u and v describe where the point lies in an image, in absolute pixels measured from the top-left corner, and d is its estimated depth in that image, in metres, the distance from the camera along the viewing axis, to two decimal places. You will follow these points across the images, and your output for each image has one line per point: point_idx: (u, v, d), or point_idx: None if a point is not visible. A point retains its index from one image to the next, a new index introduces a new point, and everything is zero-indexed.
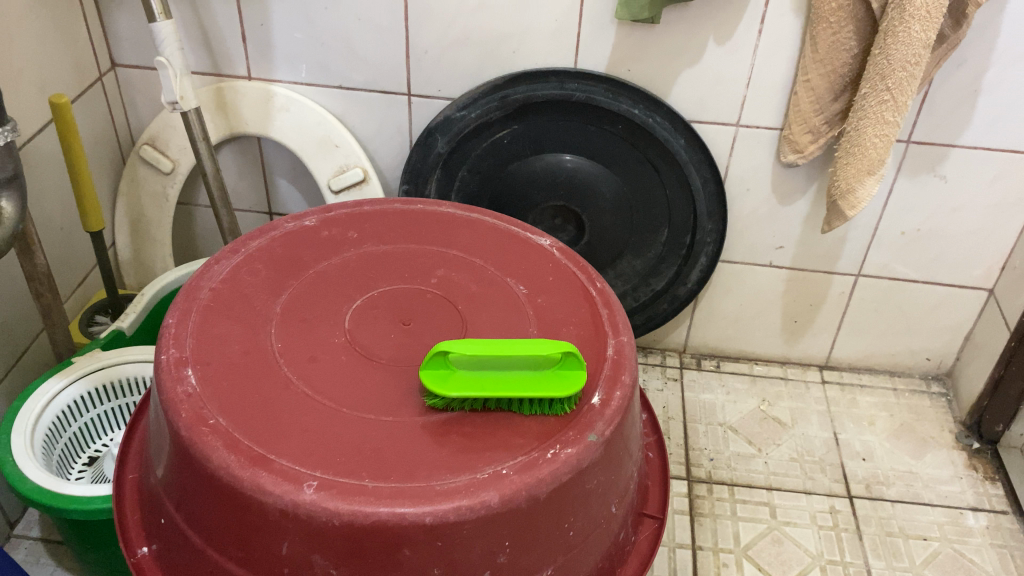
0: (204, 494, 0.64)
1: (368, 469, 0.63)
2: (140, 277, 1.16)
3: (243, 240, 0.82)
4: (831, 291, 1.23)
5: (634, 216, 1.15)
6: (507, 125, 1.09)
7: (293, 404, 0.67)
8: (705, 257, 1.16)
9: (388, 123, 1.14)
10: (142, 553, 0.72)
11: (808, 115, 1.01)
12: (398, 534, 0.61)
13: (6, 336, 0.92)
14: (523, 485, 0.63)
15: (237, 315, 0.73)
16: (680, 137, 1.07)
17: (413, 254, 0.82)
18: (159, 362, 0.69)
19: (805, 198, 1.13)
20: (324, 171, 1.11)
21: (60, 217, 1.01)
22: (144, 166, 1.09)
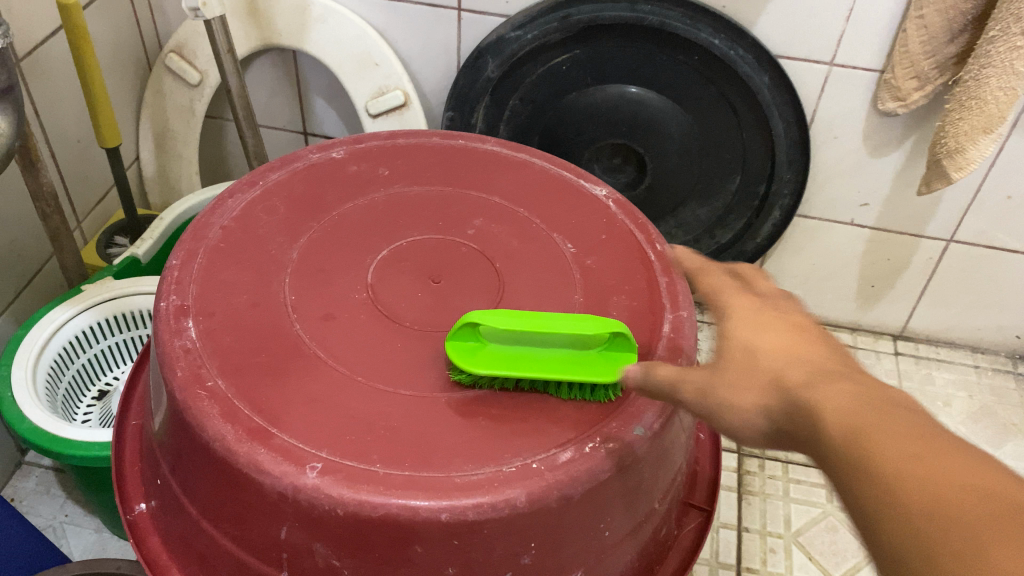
0: (199, 462, 0.57)
1: (380, 452, 0.55)
2: (166, 196, 1.09)
3: (261, 172, 0.73)
4: (918, 255, 1.14)
5: (704, 159, 1.05)
6: (567, 50, 0.98)
7: (302, 368, 0.59)
8: (780, 210, 1.05)
9: (435, 42, 1.03)
10: (140, 511, 0.67)
11: (916, 58, 0.87)
12: (409, 528, 0.53)
13: (15, 257, 0.87)
14: (555, 482, 0.55)
15: (248, 259, 0.65)
16: (765, 74, 0.94)
17: (449, 199, 0.73)
18: (159, 310, 0.62)
19: (900, 151, 1.02)
20: (362, 93, 1.01)
21: (77, 128, 0.93)
22: (170, 77, 1.01)
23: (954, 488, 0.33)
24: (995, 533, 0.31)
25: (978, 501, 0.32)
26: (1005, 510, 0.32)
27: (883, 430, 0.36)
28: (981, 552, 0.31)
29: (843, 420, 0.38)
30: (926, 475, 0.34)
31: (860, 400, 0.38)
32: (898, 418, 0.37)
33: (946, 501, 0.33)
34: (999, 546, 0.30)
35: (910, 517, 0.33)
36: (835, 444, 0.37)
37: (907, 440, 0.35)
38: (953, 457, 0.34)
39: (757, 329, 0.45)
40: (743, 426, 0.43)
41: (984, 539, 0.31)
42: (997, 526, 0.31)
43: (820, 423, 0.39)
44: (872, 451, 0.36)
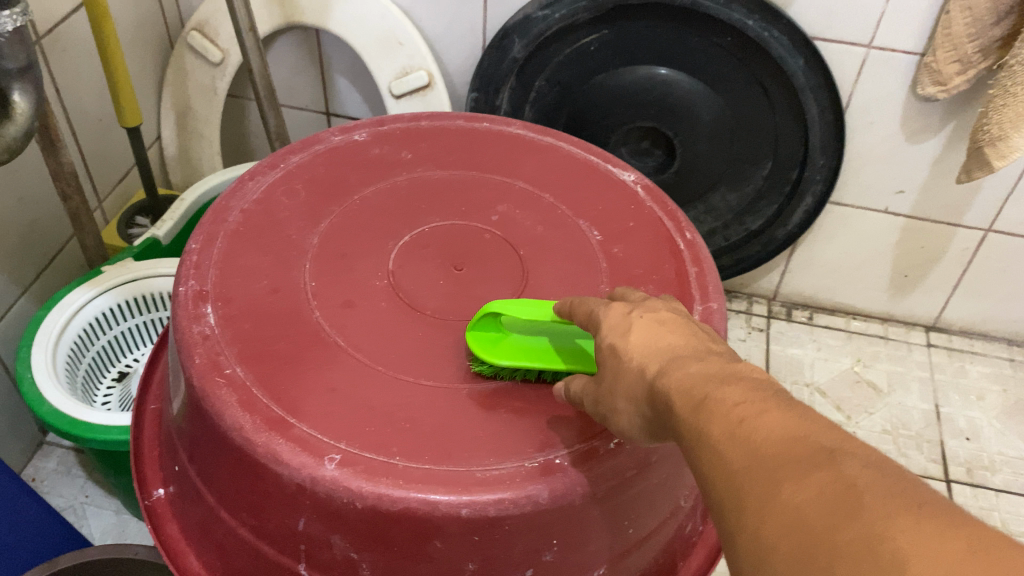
0: (216, 450, 0.57)
1: (400, 444, 0.54)
2: (187, 176, 1.08)
3: (282, 154, 0.72)
4: (954, 245, 1.11)
5: (735, 144, 1.02)
6: (595, 30, 0.95)
7: (321, 357, 0.58)
8: (812, 197, 1.03)
9: (460, 21, 1.01)
10: (158, 496, 0.66)
11: (958, 41, 0.84)
12: (429, 524, 0.52)
13: (36, 237, 0.86)
14: (578, 479, 0.53)
15: (268, 244, 0.64)
16: (800, 57, 0.91)
17: (473, 183, 0.71)
18: (177, 295, 0.61)
19: (939, 138, 0.99)
20: (386, 73, 1.00)
21: (98, 107, 0.92)
22: (192, 55, 0.99)
23: (764, 436, 0.34)
24: (790, 477, 0.32)
25: (782, 444, 0.33)
26: (805, 451, 0.32)
27: (712, 393, 0.37)
28: (773, 495, 0.32)
29: (687, 390, 0.39)
30: (739, 429, 0.35)
31: (707, 372, 0.39)
32: (741, 383, 0.38)
33: (756, 451, 0.34)
34: (790, 485, 0.32)
35: (726, 469, 0.35)
36: (679, 414, 0.39)
37: (733, 399, 0.36)
38: (770, 410, 0.35)
39: (620, 334, 0.46)
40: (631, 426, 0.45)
41: (781, 479, 0.32)
42: (793, 468, 0.32)
43: (666, 397, 0.40)
44: (707, 412, 0.37)
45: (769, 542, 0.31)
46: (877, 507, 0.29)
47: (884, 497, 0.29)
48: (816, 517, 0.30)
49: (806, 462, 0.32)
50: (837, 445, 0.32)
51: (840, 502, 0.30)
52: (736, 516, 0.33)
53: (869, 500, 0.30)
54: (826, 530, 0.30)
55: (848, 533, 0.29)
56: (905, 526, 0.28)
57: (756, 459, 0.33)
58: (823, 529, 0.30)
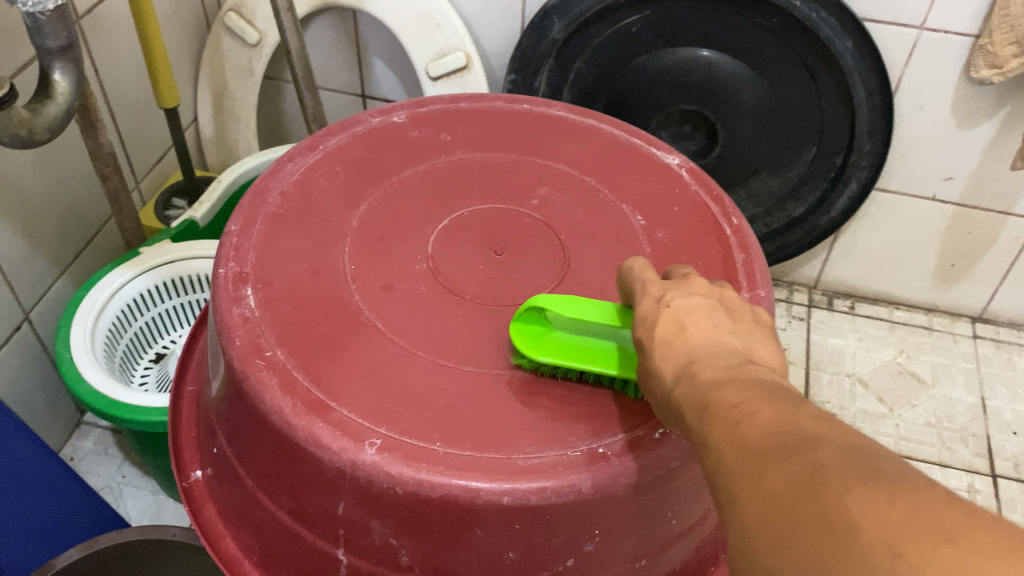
0: (255, 434, 0.56)
1: (440, 430, 0.53)
2: (223, 158, 1.08)
3: (321, 136, 0.71)
4: (1004, 234, 1.08)
5: (779, 128, 1.00)
6: (636, 10, 0.94)
7: (361, 341, 0.57)
8: (857, 183, 1.01)
9: (498, 2, 1.00)
10: (195, 478, 0.66)
11: (1016, 21, 0.81)
12: (469, 511, 0.51)
13: (75, 218, 0.86)
14: (623, 469, 0.52)
15: (307, 226, 0.63)
16: (848, 39, 0.90)
17: (514, 166, 0.70)
18: (216, 277, 0.60)
19: (992, 123, 0.96)
20: (423, 55, 0.98)
21: (136, 88, 0.92)
22: (228, 36, 0.99)
23: (753, 432, 0.35)
24: (770, 466, 0.33)
25: (768, 436, 0.34)
26: (788, 442, 0.33)
27: (712, 396, 0.38)
28: (755, 485, 0.33)
29: (695, 390, 0.40)
30: (732, 427, 0.36)
31: (713, 370, 0.40)
32: (743, 383, 0.38)
33: (743, 443, 0.35)
34: (767, 471, 0.33)
35: (718, 463, 0.36)
36: (687, 418, 0.40)
37: (729, 399, 0.37)
38: (761, 403, 0.36)
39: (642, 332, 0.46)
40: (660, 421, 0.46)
41: (760, 469, 0.33)
42: (773, 459, 0.33)
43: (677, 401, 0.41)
44: (707, 414, 0.38)
45: (752, 530, 0.32)
46: (842, 488, 0.30)
47: (850, 477, 0.30)
48: (788, 502, 0.31)
49: (786, 452, 0.33)
50: (819, 436, 0.33)
51: (810, 487, 0.31)
52: (724, 509, 0.34)
53: (837, 482, 0.30)
54: (798, 515, 0.30)
55: (816, 515, 0.30)
56: (865, 504, 0.29)
57: (743, 452, 0.34)
58: (795, 514, 0.30)
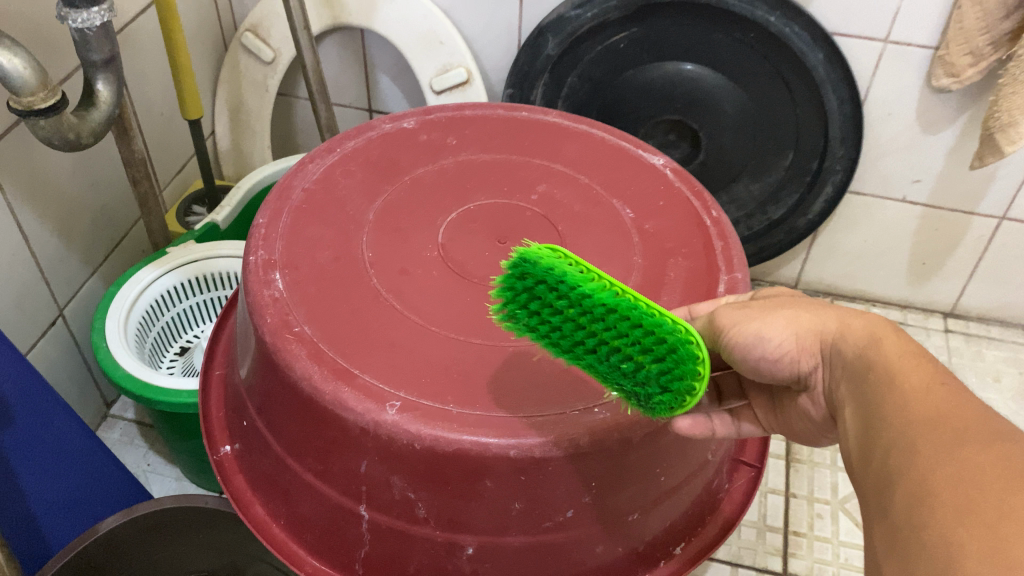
0: (285, 401, 0.62)
1: (454, 394, 0.59)
2: (239, 168, 1.15)
3: (339, 139, 0.78)
4: (971, 232, 1.17)
5: (757, 135, 1.09)
6: (624, 28, 1.03)
7: (382, 317, 0.64)
8: (832, 186, 1.08)
9: (497, 20, 1.09)
10: (225, 452, 0.72)
11: (971, 35, 0.90)
12: (480, 463, 0.57)
13: (106, 220, 0.94)
14: (616, 425, 0.58)
15: (330, 217, 0.70)
16: (820, 52, 0.98)
17: (515, 165, 0.77)
18: (248, 263, 0.67)
19: (954, 128, 1.05)
20: (428, 70, 1.07)
21: (161, 101, 0.99)
22: (245, 55, 1.06)
23: (956, 411, 0.39)
24: (977, 443, 0.36)
25: (976, 421, 0.38)
26: (998, 431, 0.37)
27: (910, 371, 0.43)
28: (953, 454, 0.36)
29: (889, 362, 0.44)
30: (932, 402, 0.40)
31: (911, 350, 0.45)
32: (941, 371, 0.42)
33: (942, 423, 0.38)
34: (968, 450, 0.36)
35: (912, 429, 0.39)
36: (880, 383, 0.44)
37: (928, 379, 0.42)
38: (966, 402, 0.39)
39: (784, 295, 0.54)
40: (782, 349, 0.50)
41: (963, 444, 0.37)
42: (977, 437, 0.37)
43: (853, 344, 0.47)
44: (903, 385, 0.42)
45: (939, 484, 0.36)
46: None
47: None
48: (987, 471, 0.34)
49: (994, 436, 0.36)
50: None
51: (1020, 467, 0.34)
52: (909, 467, 0.38)
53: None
54: (996, 480, 0.34)
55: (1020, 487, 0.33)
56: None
57: (944, 424, 0.38)
58: (997, 484, 0.33)
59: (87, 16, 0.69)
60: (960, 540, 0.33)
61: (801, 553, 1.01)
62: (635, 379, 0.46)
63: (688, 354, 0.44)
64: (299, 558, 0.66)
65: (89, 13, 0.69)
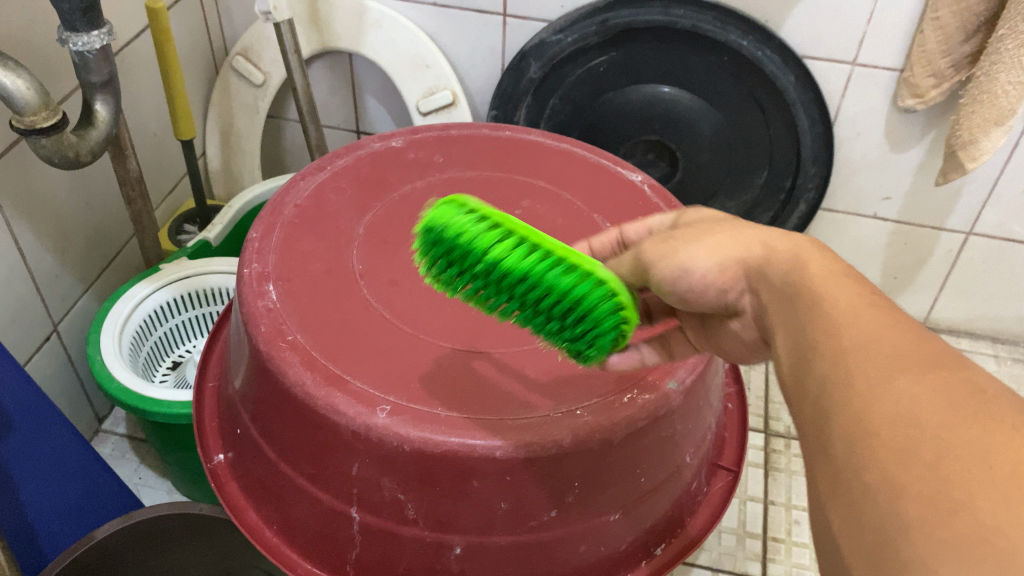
0: (278, 407, 0.64)
1: (442, 398, 0.62)
2: (229, 188, 1.17)
3: (329, 157, 0.81)
4: (939, 247, 1.26)
5: (733, 155, 1.13)
6: (604, 52, 1.07)
7: (372, 325, 0.66)
8: (805, 204, 1.14)
9: (482, 44, 1.13)
10: (219, 460, 0.73)
11: (933, 57, 0.97)
12: (467, 463, 0.60)
13: (99, 238, 0.96)
14: (597, 426, 0.61)
15: (321, 232, 0.73)
16: (790, 74, 1.04)
17: (500, 182, 0.80)
18: (242, 276, 0.69)
19: (920, 147, 1.12)
20: (414, 92, 1.11)
21: (154, 123, 1.02)
22: (236, 78, 1.09)
23: (891, 336, 0.36)
24: (915, 373, 0.33)
25: (915, 348, 0.35)
26: (937, 358, 0.34)
27: (844, 299, 0.40)
28: (889, 385, 0.33)
29: (823, 290, 0.41)
30: (865, 330, 0.37)
31: (848, 278, 0.42)
32: (878, 299, 0.40)
33: (879, 350, 0.35)
34: (907, 379, 0.33)
35: (846, 359, 0.36)
36: (814, 311, 0.41)
37: (860, 305, 0.39)
38: (902, 327, 0.37)
39: (713, 219, 0.53)
40: (708, 276, 0.48)
41: (899, 373, 0.34)
42: (916, 363, 0.34)
43: (779, 269, 0.45)
44: (836, 313, 0.39)
45: (875, 419, 0.33)
46: (999, 409, 0.31)
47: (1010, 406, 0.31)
48: (927, 403, 0.32)
49: (933, 364, 0.34)
50: (973, 367, 0.34)
51: (962, 398, 0.31)
52: (843, 401, 0.35)
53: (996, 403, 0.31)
54: (940, 413, 0.31)
55: (966, 422, 0.30)
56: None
57: (878, 351, 0.35)
58: (938, 416, 0.31)
59: (87, 40, 0.71)
60: (902, 482, 0.30)
61: (780, 558, 1.04)
62: (557, 330, 0.53)
63: (607, 312, 0.51)
64: (292, 561, 0.68)
65: (89, 36, 0.71)
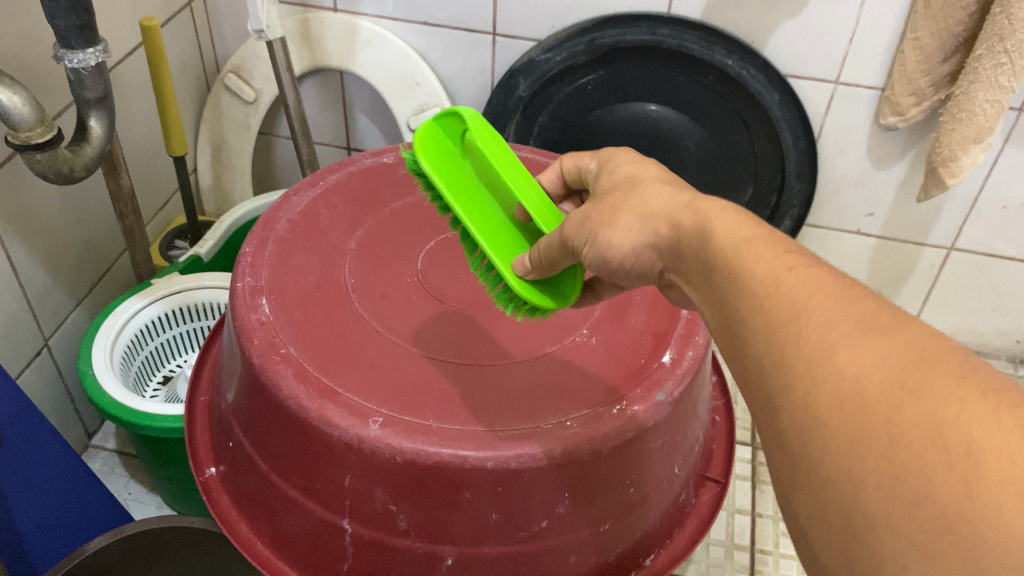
0: (271, 420, 0.65)
1: (434, 410, 0.63)
2: (220, 204, 1.18)
3: (321, 173, 0.82)
4: (922, 262, 1.28)
5: (719, 171, 1.16)
6: (592, 71, 1.09)
7: (364, 338, 0.67)
8: (790, 219, 1.16)
9: (471, 63, 1.14)
10: (210, 473, 0.74)
11: (913, 76, 0.99)
12: (459, 474, 0.60)
13: (91, 254, 0.96)
14: (586, 437, 0.62)
15: (313, 247, 0.74)
16: (775, 92, 1.05)
17: None
18: (234, 290, 0.70)
19: (901, 164, 1.14)
20: (405, 109, 1.12)
21: (145, 140, 1.02)
22: (228, 95, 1.10)
23: (820, 298, 0.37)
24: (850, 342, 0.34)
25: (844, 310, 0.36)
26: (867, 320, 0.35)
27: (764, 262, 0.40)
28: (828, 358, 0.35)
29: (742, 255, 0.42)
30: (792, 294, 0.38)
31: (766, 239, 0.43)
32: (800, 258, 0.41)
33: (813, 317, 0.36)
34: (845, 351, 0.34)
35: (780, 332, 0.37)
36: (736, 277, 0.42)
37: (781, 265, 0.40)
38: (827, 284, 0.38)
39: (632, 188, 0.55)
40: (630, 253, 0.51)
41: (836, 346, 0.35)
42: (849, 329, 0.35)
43: (690, 238, 0.47)
44: (761, 278, 0.40)
45: (823, 400, 0.34)
46: (934, 368, 0.32)
47: (946, 367, 0.32)
48: (871, 381, 0.33)
49: (865, 330, 0.35)
50: (901, 321, 0.35)
51: (899, 366, 0.33)
52: (787, 382, 0.36)
53: (932, 364, 0.32)
54: (884, 390, 0.32)
55: (910, 396, 0.32)
56: (968, 391, 0.31)
57: (810, 317, 0.36)
58: (883, 395, 0.32)
59: (82, 57, 0.72)
60: (861, 470, 0.32)
61: (768, 570, 1.05)
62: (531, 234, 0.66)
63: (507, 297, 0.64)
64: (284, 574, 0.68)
65: (84, 53, 0.72)
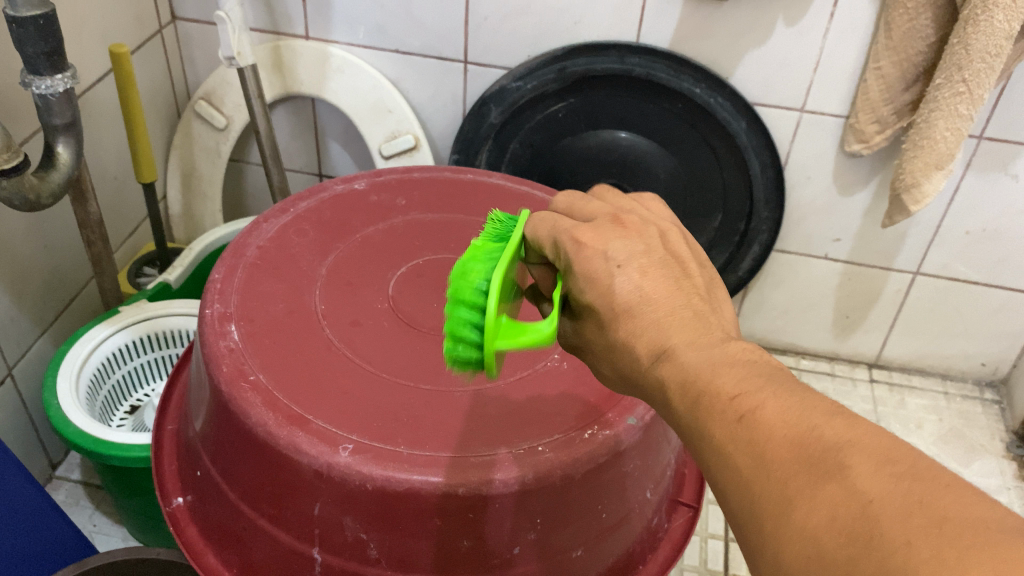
0: (240, 448, 0.64)
1: (404, 436, 0.62)
2: (189, 232, 1.17)
3: (292, 200, 0.82)
4: (888, 286, 1.30)
5: (690, 198, 1.17)
6: (562, 99, 1.10)
7: (334, 366, 0.67)
8: (759, 246, 1.18)
9: (443, 91, 1.15)
10: (178, 504, 0.72)
11: (876, 104, 1.02)
12: (429, 501, 0.60)
13: (57, 282, 0.95)
14: (558, 462, 0.62)
15: (283, 274, 0.73)
16: (742, 119, 1.08)
17: (462, 224, 0.82)
18: (203, 316, 0.69)
19: (866, 190, 1.16)
20: (377, 136, 1.13)
21: (114, 166, 1.02)
22: (198, 121, 1.10)
23: (772, 442, 0.39)
24: (807, 492, 0.37)
25: (793, 452, 0.39)
26: (816, 459, 0.38)
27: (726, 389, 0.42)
28: (790, 513, 0.38)
29: (675, 361, 0.45)
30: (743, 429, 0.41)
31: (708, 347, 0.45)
32: (748, 369, 0.43)
33: (768, 463, 0.39)
34: (804, 505, 0.37)
35: (737, 479, 0.40)
36: (680, 382, 0.44)
37: (738, 389, 0.42)
38: (778, 411, 0.40)
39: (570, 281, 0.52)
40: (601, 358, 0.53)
41: (794, 499, 0.38)
42: (805, 479, 0.38)
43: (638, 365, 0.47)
44: (709, 407, 0.43)
45: (793, 552, 0.37)
46: (881, 513, 0.35)
47: (892, 506, 0.35)
48: (832, 532, 0.36)
49: (817, 474, 0.38)
50: (841, 455, 0.38)
51: (853, 516, 0.35)
52: (757, 527, 0.39)
53: (878, 505, 0.35)
54: (846, 540, 0.35)
55: (869, 547, 0.34)
56: (914, 527, 0.34)
57: (769, 464, 0.39)
58: (846, 545, 0.35)
59: (50, 83, 0.72)
60: None
61: None
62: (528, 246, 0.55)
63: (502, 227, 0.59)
64: None
65: (52, 79, 0.72)
